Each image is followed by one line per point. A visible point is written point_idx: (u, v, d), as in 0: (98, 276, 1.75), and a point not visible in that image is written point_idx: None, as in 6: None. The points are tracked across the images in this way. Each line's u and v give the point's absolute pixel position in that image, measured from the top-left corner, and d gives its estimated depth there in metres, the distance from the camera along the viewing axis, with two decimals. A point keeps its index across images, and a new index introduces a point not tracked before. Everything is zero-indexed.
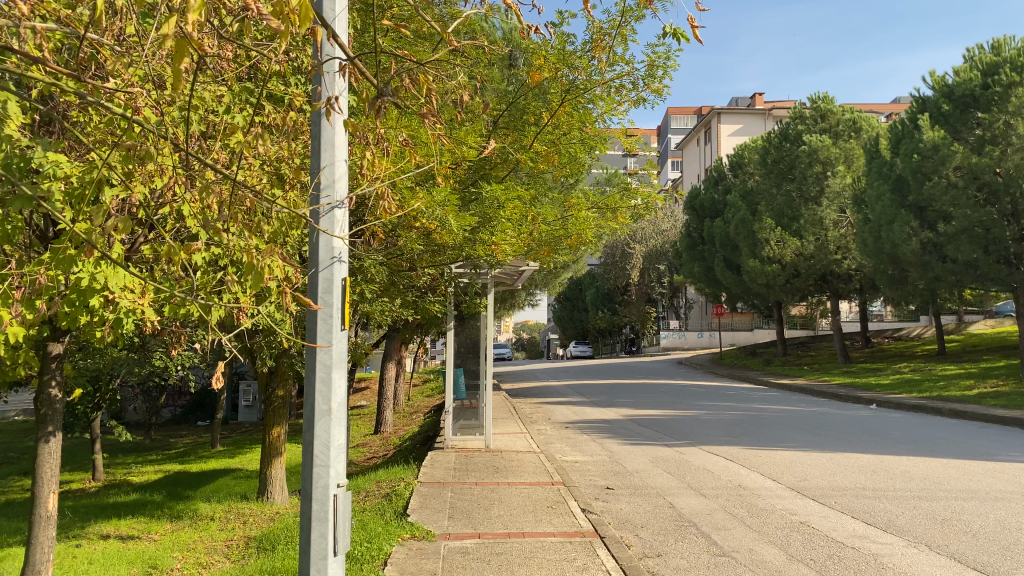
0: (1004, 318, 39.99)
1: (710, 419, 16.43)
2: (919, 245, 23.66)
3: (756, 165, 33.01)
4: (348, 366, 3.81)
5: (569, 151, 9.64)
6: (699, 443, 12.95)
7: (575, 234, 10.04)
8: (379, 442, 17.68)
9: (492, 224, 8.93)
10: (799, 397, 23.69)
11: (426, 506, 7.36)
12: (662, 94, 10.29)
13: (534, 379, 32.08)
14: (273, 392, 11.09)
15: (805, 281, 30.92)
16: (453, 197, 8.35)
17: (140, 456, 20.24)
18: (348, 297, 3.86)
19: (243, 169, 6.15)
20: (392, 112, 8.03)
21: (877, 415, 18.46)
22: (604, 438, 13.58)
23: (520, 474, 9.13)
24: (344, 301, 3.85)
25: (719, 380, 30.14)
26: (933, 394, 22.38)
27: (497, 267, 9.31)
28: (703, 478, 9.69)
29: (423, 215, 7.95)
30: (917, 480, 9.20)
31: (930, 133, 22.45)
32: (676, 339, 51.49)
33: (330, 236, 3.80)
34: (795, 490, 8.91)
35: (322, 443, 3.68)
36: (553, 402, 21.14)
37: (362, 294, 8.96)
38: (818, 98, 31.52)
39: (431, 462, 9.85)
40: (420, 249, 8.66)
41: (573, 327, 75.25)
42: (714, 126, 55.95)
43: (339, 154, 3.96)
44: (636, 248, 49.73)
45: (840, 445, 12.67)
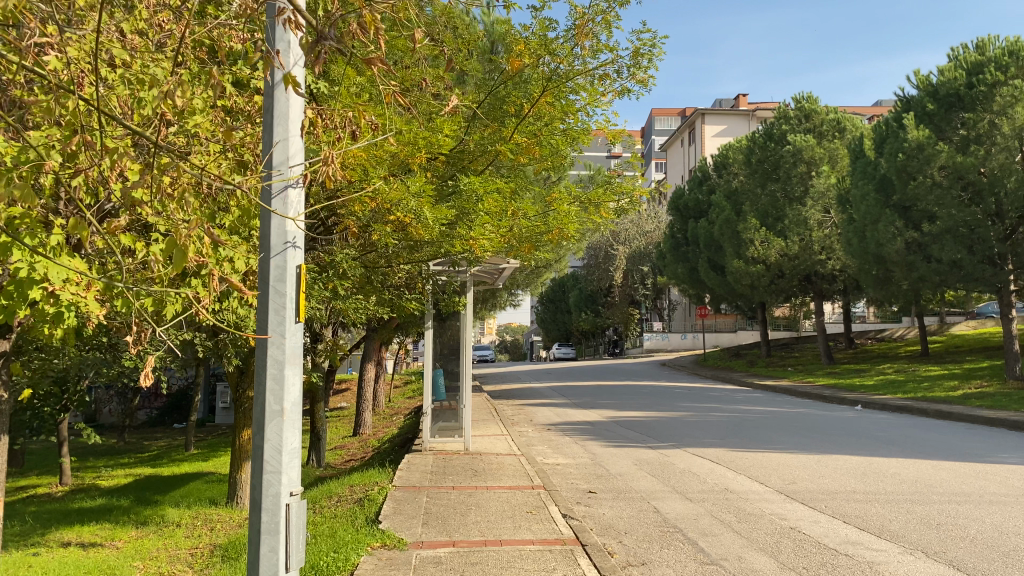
0: (986, 320, 40.12)
1: (694, 421, 16.17)
2: (904, 245, 23.52)
3: (741, 165, 32.90)
4: (303, 362, 3.49)
5: (550, 144, 9.30)
6: (684, 444, 12.67)
7: (557, 230, 9.68)
8: (357, 445, 17.30)
9: (471, 218, 8.57)
10: (783, 398, 23.50)
11: (400, 512, 6.98)
12: (647, 86, 9.97)
13: (516, 380, 31.74)
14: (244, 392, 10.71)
15: (790, 282, 30.87)
16: (429, 189, 8.00)
17: (112, 459, 19.74)
18: (303, 285, 3.53)
19: (200, 154, 5.74)
20: (366, 94, 7.72)
21: (862, 415, 18.30)
22: (587, 440, 13.28)
23: (499, 478, 8.77)
24: (299, 290, 3.52)
25: (703, 381, 29.92)
26: (917, 395, 22.26)
27: (476, 264, 8.94)
28: (688, 481, 9.39)
29: (396, 206, 7.57)
30: (908, 483, 8.96)
31: (915, 132, 22.37)
32: (659, 340, 51.32)
33: (283, 219, 3.49)
34: (784, 493, 8.64)
35: (273, 447, 3.37)
36: (536, 404, 20.81)
37: (335, 291, 8.58)
38: (801, 98, 31.45)
39: (407, 465, 9.48)
40: (396, 243, 8.28)
41: (556, 329, 74.97)
42: (697, 127, 55.92)
43: (292, 129, 3.62)
44: (620, 248, 49.71)
45: (827, 446, 12.44)
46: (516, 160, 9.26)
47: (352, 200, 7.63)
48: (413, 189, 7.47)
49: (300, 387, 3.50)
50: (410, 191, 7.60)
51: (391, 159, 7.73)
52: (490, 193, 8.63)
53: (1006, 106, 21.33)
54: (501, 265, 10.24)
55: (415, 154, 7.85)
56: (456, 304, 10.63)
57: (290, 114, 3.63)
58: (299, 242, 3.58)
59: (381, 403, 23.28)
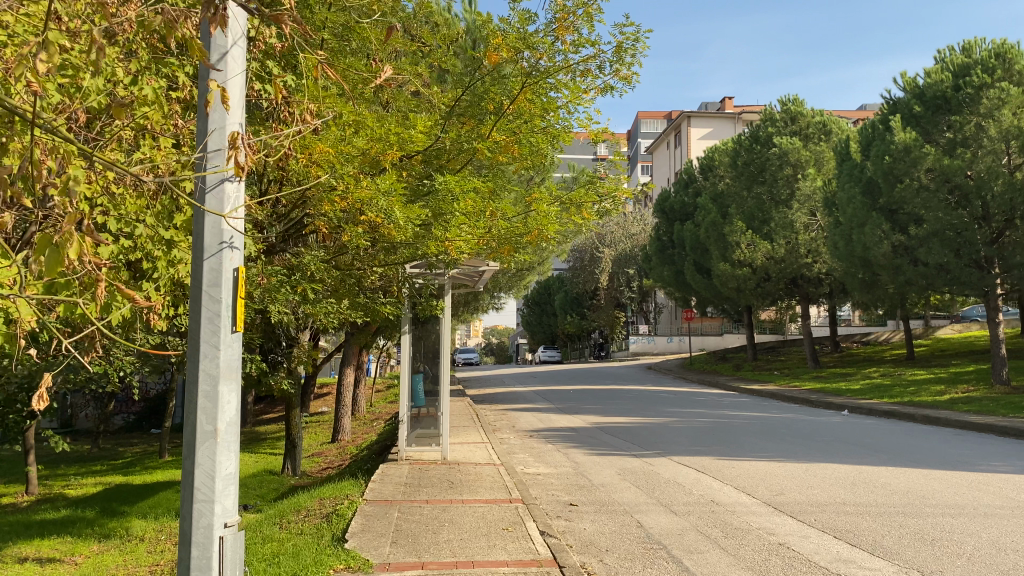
0: (971, 323, 40.08)
1: (680, 427, 15.85)
2: (891, 249, 23.30)
3: (727, 168, 32.72)
4: (240, 377, 3.16)
5: (530, 143, 8.92)
6: (668, 452, 12.35)
7: (537, 231, 9.29)
8: (335, 451, 16.88)
9: (448, 220, 8.19)
10: (769, 403, 23.26)
11: (368, 529, 6.60)
12: (630, 83, 9.61)
13: (501, 384, 31.35)
14: None
15: (776, 285, 30.49)
16: (401, 187, 7.55)
17: (84, 466, 19.24)
18: (242, 290, 3.19)
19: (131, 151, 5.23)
20: (336, 95, 7.38)
21: (848, 420, 18.04)
22: (570, 447, 12.93)
23: (476, 490, 8.40)
24: (236, 295, 3.18)
25: (688, 385, 29.61)
26: (904, 399, 22.06)
27: (454, 267, 8.57)
28: (673, 492, 9.05)
29: (362, 205, 7.16)
30: (899, 494, 8.66)
31: (902, 134, 22.20)
32: (645, 343, 51.04)
33: (218, 217, 3.16)
34: (772, 505, 8.32)
35: (205, 473, 3.05)
36: (520, 408, 20.44)
37: (305, 295, 8.11)
38: (788, 101, 31.28)
39: (381, 476, 9.09)
40: (366, 245, 7.81)
41: (542, 332, 74.65)
42: (682, 130, 55.83)
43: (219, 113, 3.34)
44: (605, 251, 49.56)
45: (815, 453, 12.13)
46: (494, 158, 8.88)
47: (319, 198, 7.25)
48: (383, 185, 7.08)
49: (238, 405, 3.17)
50: (379, 189, 7.18)
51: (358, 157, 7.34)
52: (467, 191, 8.25)
53: (993, 109, 21.18)
54: (480, 268, 9.89)
55: (385, 152, 7.46)
56: (433, 308, 10.23)
57: (200, 100, 3.35)
58: (237, 243, 3.25)
59: (363, 408, 22.84)
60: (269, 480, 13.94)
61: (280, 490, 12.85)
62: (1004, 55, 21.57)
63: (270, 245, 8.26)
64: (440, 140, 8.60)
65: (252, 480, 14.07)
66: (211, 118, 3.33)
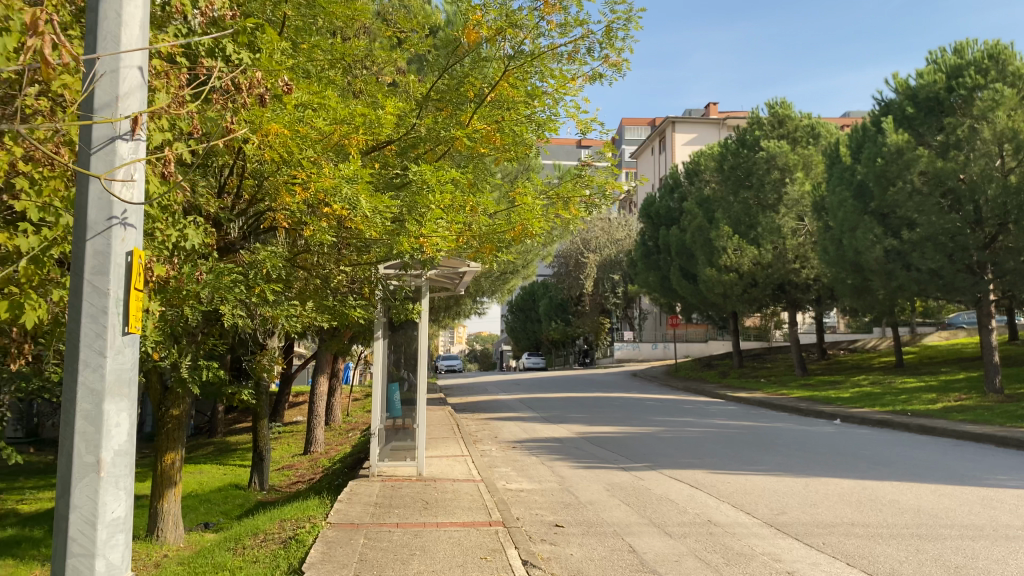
0: (957, 331, 39.76)
1: (669, 437, 15.15)
2: (883, 253, 22.77)
3: (713, 172, 32.18)
4: (131, 394, 3.16)
5: (513, 132, 8.12)
6: (658, 465, 11.64)
7: (521, 227, 8.54)
8: (307, 464, 16.06)
9: (422, 213, 7.49)
10: (758, 412, 22.60)
11: (329, 558, 5.85)
12: (620, 70, 8.94)
13: (485, 392, 30.54)
14: (165, 410, 9.08)
15: (763, 291, 29.85)
16: (367, 174, 6.82)
17: (44, 479, 18.24)
18: (135, 278, 3.22)
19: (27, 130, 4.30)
20: (301, 80, 6.73)
21: (841, 430, 17.43)
22: (554, 460, 12.19)
23: (452, 511, 7.64)
24: (129, 284, 3.21)
25: (675, 393, 28.86)
26: (896, 408, 21.47)
27: (430, 267, 7.88)
28: (666, 511, 8.35)
29: (324, 193, 6.44)
30: (910, 513, 7.99)
31: (895, 136, 21.70)
32: (630, 350, 50.34)
33: (109, 197, 3.25)
34: (774, 526, 7.65)
35: (85, 519, 3.04)
36: (503, 418, 19.65)
37: (264, 297, 7.35)
38: (775, 104, 30.74)
39: (349, 495, 8.33)
40: (332, 241, 7.07)
41: (528, 338, 73.92)
42: (668, 135, 55.44)
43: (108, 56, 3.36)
44: (590, 257, 49.08)
45: (813, 467, 11.45)
46: (475, 150, 8.20)
47: (278, 186, 6.59)
48: (345, 168, 6.39)
49: (128, 429, 3.15)
50: (341, 174, 6.47)
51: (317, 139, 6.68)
52: (442, 183, 7.57)
53: (987, 110, 20.70)
54: (459, 269, 9.16)
55: (348, 136, 6.83)
56: (408, 311, 9.45)
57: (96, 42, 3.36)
58: (131, 220, 3.32)
59: (339, 417, 22.02)
60: (234, 495, 13.12)
61: (245, 506, 12.06)
62: (997, 56, 21.16)
63: (227, 242, 7.55)
64: (414, 128, 7.95)
65: (216, 495, 13.25)
66: (104, 62, 3.35)
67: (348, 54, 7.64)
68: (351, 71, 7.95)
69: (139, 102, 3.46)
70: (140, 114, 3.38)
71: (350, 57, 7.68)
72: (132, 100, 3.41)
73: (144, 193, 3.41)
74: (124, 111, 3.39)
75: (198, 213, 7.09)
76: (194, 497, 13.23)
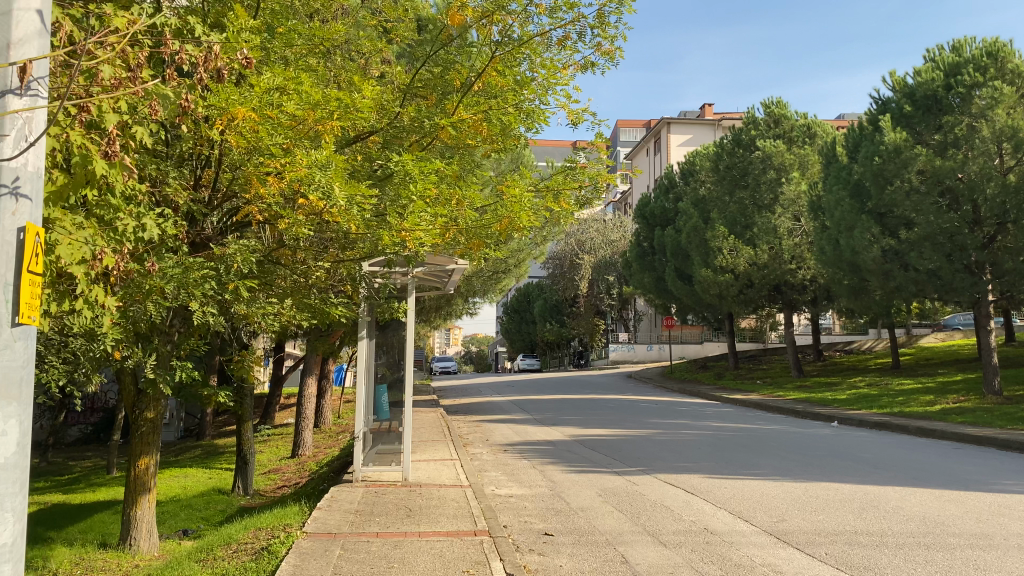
0: (954, 333, 39.47)
1: (664, 440, 14.78)
2: (881, 253, 22.44)
3: (709, 172, 31.85)
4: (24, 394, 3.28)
5: (501, 122, 7.74)
6: (653, 469, 11.28)
7: (508, 219, 8.18)
8: (293, 468, 15.70)
9: (403, 205, 7.14)
10: (754, 414, 22.28)
11: (302, 571, 5.48)
12: (613, 59, 8.62)
13: (478, 394, 30.13)
14: (140, 413, 8.68)
15: (759, 292, 29.54)
16: (342, 162, 6.41)
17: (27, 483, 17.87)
18: (27, 260, 3.36)
19: None
20: (276, 63, 6.34)
21: (840, 432, 17.10)
22: (546, 464, 11.85)
23: (436, 519, 7.27)
24: (19, 264, 3.33)
25: (670, 395, 28.51)
26: (895, 410, 21.12)
27: (414, 263, 7.53)
28: (661, 519, 8.00)
29: (299, 182, 6.11)
30: (915, 521, 7.65)
31: (892, 134, 21.41)
32: (625, 351, 49.97)
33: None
34: (775, 535, 7.30)
35: None
36: (495, 420, 19.27)
37: (237, 293, 6.97)
38: (771, 103, 30.40)
39: (330, 502, 7.96)
40: (308, 233, 6.68)
41: (522, 340, 73.55)
42: (663, 136, 55.12)
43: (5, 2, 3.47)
44: (585, 258, 48.78)
45: (812, 471, 11.10)
46: (461, 141, 7.87)
47: (250, 176, 6.27)
48: (318, 155, 6.05)
49: (19, 430, 3.25)
50: (314, 161, 6.14)
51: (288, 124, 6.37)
52: (425, 173, 7.24)
53: (985, 108, 20.38)
54: (447, 267, 8.80)
55: (323, 122, 6.51)
56: (394, 310, 9.09)
57: None
58: (24, 196, 3.43)
59: (328, 419, 21.61)
60: (217, 500, 12.72)
61: (227, 511, 11.67)
62: (996, 54, 20.94)
63: (198, 237, 7.14)
64: (396, 117, 7.64)
65: (198, 500, 12.85)
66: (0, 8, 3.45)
67: (327, 41, 7.36)
68: (330, 55, 7.60)
69: (37, 49, 3.53)
70: (32, 61, 3.46)
71: (329, 43, 7.38)
72: (30, 48, 3.52)
73: (37, 145, 3.54)
74: (18, 58, 3.48)
75: (168, 205, 6.73)
76: (175, 503, 12.81)
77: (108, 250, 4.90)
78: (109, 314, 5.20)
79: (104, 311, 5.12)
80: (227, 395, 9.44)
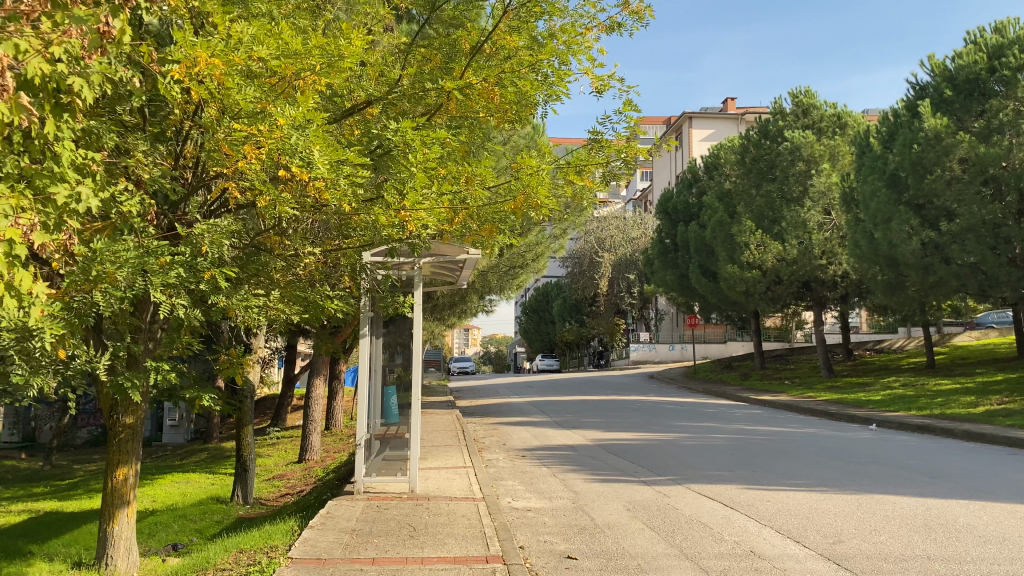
0: (989, 331, 38.09)
1: (693, 445, 13.79)
2: (920, 246, 21.10)
3: (734, 164, 30.72)
4: None
5: (518, 87, 6.82)
6: (685, 479, 10.28)
7: (524, 197, 7.24)
8: (299, 474, 14.88)
9: (403, 180, 6.24)
10: (785, 416, 21.21)
11: None
12: (643, 19, 7.67)
13: (495, 395, 29.12)
14: (117, 419, 7.83)
15: (787, 288, 28.44)
16: (324, 126, 5.50)
17: (26, 489, 17.16)
18: None
19: None
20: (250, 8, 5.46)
21: (879, 436, 16.02)
22: (567, 472, 10.91)
23: (443, 541, 6.34)
24: None
25: (694, 396, 27.47)
26: (935, 411, 19.94)
27: (419, 252, 6.63)
28: (699, 539, 7.03)
29: (275, 146, 5.25)
30: (996, 544, 6.60)
31: (932, 120, 20.18)
32: (646, 351, 48.84)
33: None
34: (833, 560, 6.30)
35: None
36: (511, 423, 18.29)
37: (215, 284, 6.13)
38: (799, 93, 29.12)
39: (327, 519, 7.07)
40: (291, 210, 5.80)
41: (540, 340, 72.60)
42: (684, 132, 53.96)
43: None
44: (605, 256, 47.97)
45: (862, 482, 10.04)
46: (471, 110, 6.97)
47: (219, 143, 5.41)
48: (294, 113, 5.18)
49: None
50: (291, 122, 5.26)
51: (262, 79, 5.50)
52: (428, 143, 6.35)
53: None
54: (457, 256, 7.88)
55: (303, 77, 5.65)
56: (398, 305, 8.10)
57: None
58: None
59: (340, 422, 20.77)
60: (214, 509, 11.85)
61: (222, 522, 10.81)
62: None
63: (171, 219, 6.28)
64: (396, 83, 6.79)
65: (194, 509, 11.99)
66: None
67: None
68: (317, 12, 6.77)
69: None
70: None
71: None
72: None
73: None
74: None
75: (134, 182, 5.90)
76: (170, 512, 11.97)
77: (23, 218, 4.01)
78: (41, 302, 4.31)
79: (34, 299, 4.16)
80: (211, 399, 8.51)
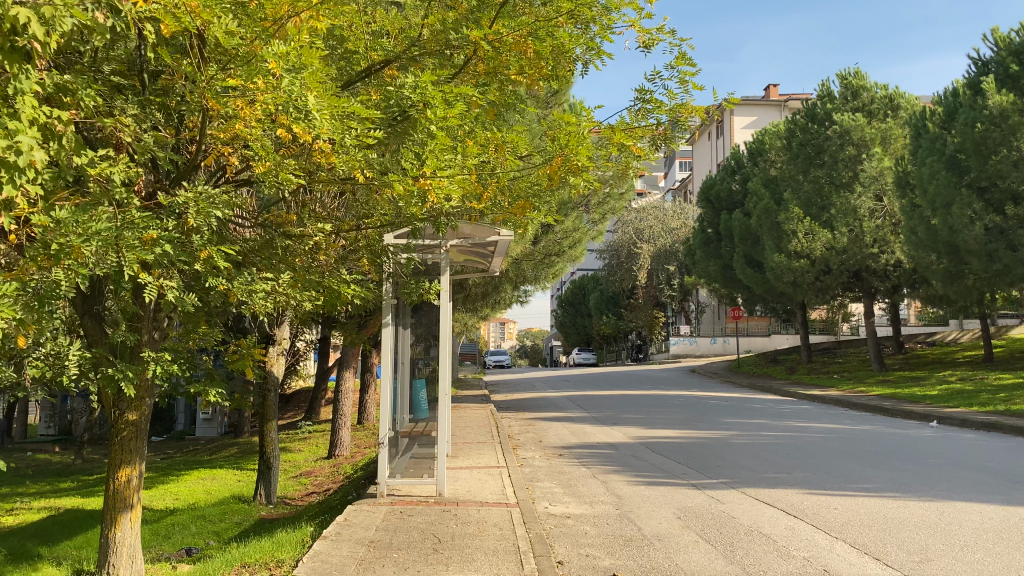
0: None
1: (744, 444, 12.84)
2: (983, 231, 19.87)
3: (780, 149, 29.45)
4: None
5: (553, 39, 6.05)
6: (739, 482, 9.37)
7: (561, 162, 6.47)
8: (327, 471, 14.24)
9: (422, 144, 5.54)
10: (837, 412, 20.06)
11: None
12: None
13: (531, 389, 28.33)
14: (119, 415, 7.18)
15: (837, 279, 27.17)
16: (322, 74, 4.80)
17: (51, 485, 16.80)
18: None
19: None
20: None
21: (944, 435, 14.89)
22: (609, 473, 10.07)
23: (470, 557, 5.58)
24: None
25: (739, 391, 26.41)
26: (999, 407, 18.70)
27: (443, 228, 5.91)
28: (764, 554, 6.16)
29: (268, 97, 4.60)
30: None
31: (998, 97, 19.06)
32: (687, 345, 47.51)
33: None
34: None
35: None
36: (548, 419, 17.47)
37: (212, 262, 5.43)
38: (848, 74, 27.72)
39: (343, 528, 6.33)
40: (294, 174, 5.09)
41: (576, 333, 71.53)
42: (725, 119, 52.55)
43: None
44: (643, 247, 46.89)
45: (937, 487, 9.04)
46: (500, 67, 6.23)
47: (204, 94, 4.72)
48: (286, 54, 4.51)
49: None
50: (285, 67, 4.58)
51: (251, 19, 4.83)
52: (450, 100, 5.64)
53: None
54: (488, 238, 7.12)
55: (298, 14, 4.97)
56: (425, 293, 7.29)
57: None
58: None
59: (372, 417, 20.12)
60: (234, 510, 11.22)
61: (241, 524, 10.19)
62: None
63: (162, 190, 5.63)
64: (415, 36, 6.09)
65: (215, 510, 11.37)
66: None
67: None
68: None
69: None
70: None
71: None
72: None
73: None
74: None
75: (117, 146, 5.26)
76: (189, 512, 11.38)
77: None
78: None
79: None
80: (220, 393, 7.77)
